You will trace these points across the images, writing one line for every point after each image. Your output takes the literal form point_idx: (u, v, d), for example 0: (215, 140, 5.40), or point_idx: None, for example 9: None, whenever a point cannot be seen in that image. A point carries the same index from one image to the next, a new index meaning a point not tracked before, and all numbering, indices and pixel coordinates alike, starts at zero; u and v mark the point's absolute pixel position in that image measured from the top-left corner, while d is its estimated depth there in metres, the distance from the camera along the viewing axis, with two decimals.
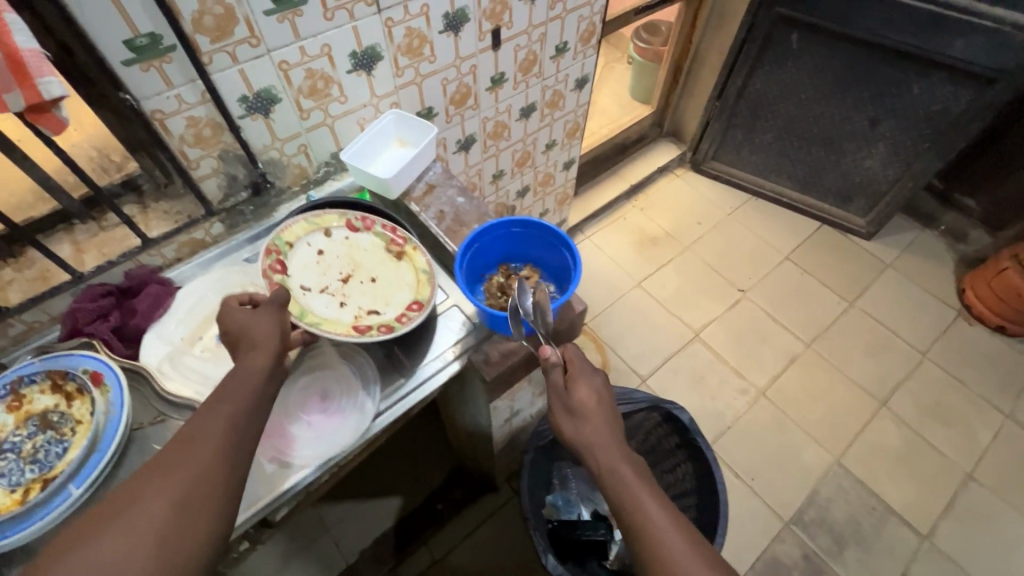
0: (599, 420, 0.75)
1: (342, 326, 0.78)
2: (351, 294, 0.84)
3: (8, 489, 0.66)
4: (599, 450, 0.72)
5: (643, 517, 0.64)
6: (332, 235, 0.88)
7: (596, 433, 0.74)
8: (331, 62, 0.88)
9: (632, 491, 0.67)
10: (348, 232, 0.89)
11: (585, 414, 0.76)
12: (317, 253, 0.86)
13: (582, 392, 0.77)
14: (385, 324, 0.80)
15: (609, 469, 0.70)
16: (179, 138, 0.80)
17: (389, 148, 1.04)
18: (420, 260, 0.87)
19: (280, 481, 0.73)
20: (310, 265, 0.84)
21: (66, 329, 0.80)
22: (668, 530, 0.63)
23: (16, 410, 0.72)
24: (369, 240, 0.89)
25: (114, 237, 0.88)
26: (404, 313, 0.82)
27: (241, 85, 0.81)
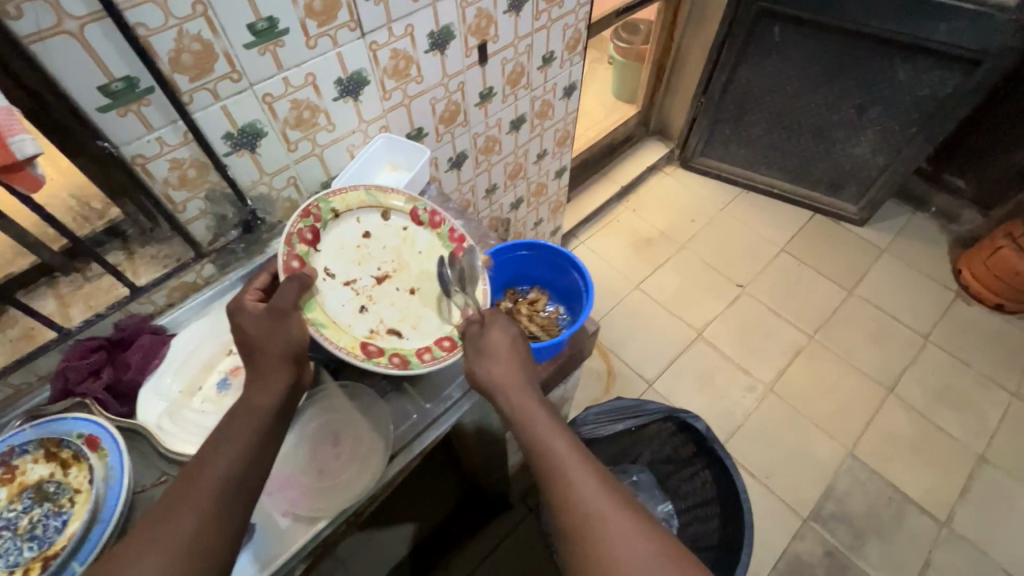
0: (509, 360, 0.72)
1: (347, 340, 0.75)
2: (379, 296, 0.82)
3: (7, 569, 0.63)
4: (510, 389, 0.69)
5: (549, 450, 0.63)
6: (389, 221, 0.87)
7: (508, 375, 0.70)
8: (316, 91, 0.85)
9: (537, 425, 0.66)
10: (407, 223, 0.88)
11: (496, 355, 0.72)
12: (362, 236, 0.85)
13: (494, 334, 0.74)
14: (399, 355, 0.77)
15: (517, 407, 0.68)
16: (163, 181, 0.77)
17: (380, 172, 1.01)
18: (477, 292, 0.85)
19: (295, 537, 0.69)
20: (347, 247, 0.83)
21: (56, 390, 0.76)
22: (573, 459, 0.62)
23: (10, 482, 0.69)
24: (426, 242, 0.88)
25: (100, 287, 0.84)
26: (426, 350, 0.78)
27: (224, 122, 0.77)
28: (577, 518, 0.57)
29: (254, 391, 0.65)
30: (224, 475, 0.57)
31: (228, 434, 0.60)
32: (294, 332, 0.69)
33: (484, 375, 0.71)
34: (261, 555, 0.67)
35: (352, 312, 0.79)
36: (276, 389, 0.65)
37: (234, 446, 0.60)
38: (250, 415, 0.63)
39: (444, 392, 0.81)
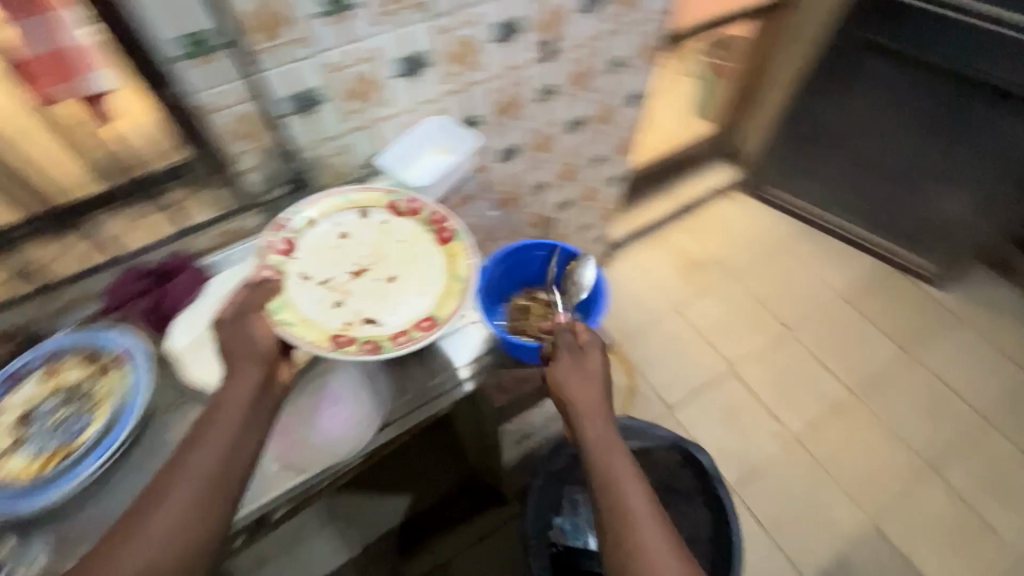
0: (597, 390, 0.77)
1: (316, 334, 0.75)
2: (356, 290, 0.80)
3: (34, 453, 0.71)
4: (592, 416, 0.75)
5: (620, 485, 0.68)
6: (368, 217, 0.87)
7: (595, 405, 0.75)
8: (378, 67, 0.88)
9: (613, 459, 0.71)
10: (387, 215, 0.87)
11: (588, 381, 0.77)
12: (340, 236, 0.85)
13: (592, 358, 0.79)
14: (373, 340, 0.75)
15: (598, 435, 0.73)
16: (225, 131, 0.82)
17: (429, 154, 1.01)
18: (461, 266, 0.81)
19: (278, 482, 0.73)
20: (323, 248, 0.83)
21: (107, 303, 0.85)
22: (640, 500, 0.66)
23: (49, 378, 0.77)
24: (407, 229, 0.86)
25: (159, 219, 0.91)
26: (403, 332, 0.76)
27: (287, 85, 0.82)
28: (635, 558, 0.62)
29: (234, 385, 0.66)
30: (204, 472, 0.61)
31: (212, 426, 0.63)
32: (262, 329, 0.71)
33: (571, 393, 0.76)
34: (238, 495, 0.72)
35: (325, 308, 0.78)
36: (248, 377, 0.67)
37: (216, 443, 0.63)
38: (233, 408, 0.65)
39: (442, 375, 0.83)
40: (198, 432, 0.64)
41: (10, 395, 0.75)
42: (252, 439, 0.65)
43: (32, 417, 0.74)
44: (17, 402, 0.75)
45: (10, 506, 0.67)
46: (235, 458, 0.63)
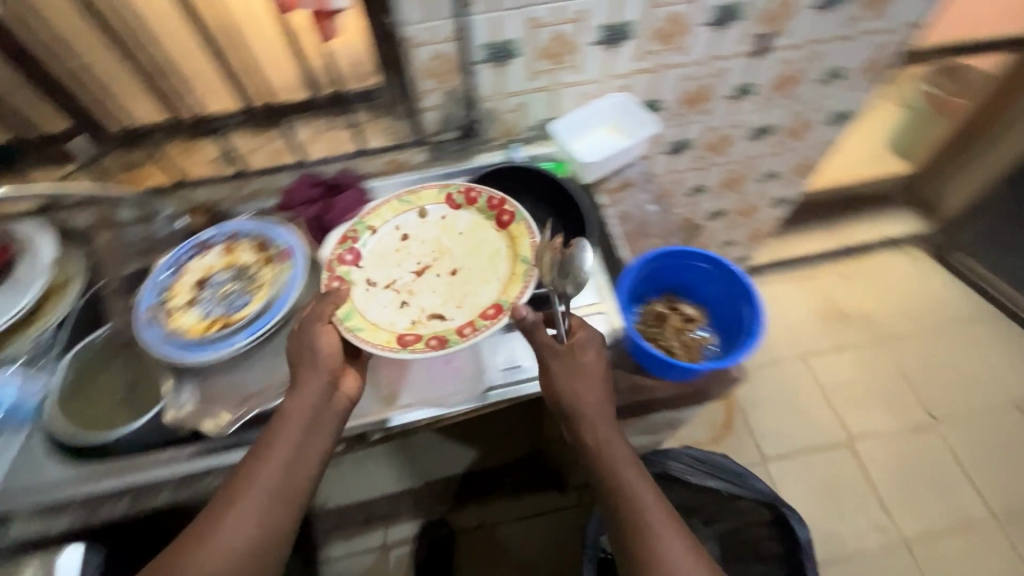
0: (597, 388, 0.71)
1: (384, 336, 0.74)
2: (419, 289, 0.79)
3: (202, 315, 0.81)
4: (593, 422, 0.70)
5: (630, 495, 0.66)
6: (428, 216, 0.85)
7: (595, 408, 0.70)
8: (580, 30, 0.84)
9: (621, 466, 0.68)
10: (447, 210, 0.85)
11: (585, 381, 0.71)
12: (402, 238, 0.83)
13: (585, 354, 0.72)
14: (439, 335, 0.74)
15: (600, 441, 0.70)
16: (421, 67, 0.84)
17: (598, 131, 0.97)
18: (524, 246, 0.78)
19: (387, 409, 0.79)
20: (387, 251, 0.82)
21: (282, 201, 0.94)
22: (653, 507, 0.66)
23: (227, 255, 0.87)
24: (466, 221, 0.84)
25: (341, 136, 0.98)
26: (470, 322, 0.74)
27: (490, 32, 0.81)
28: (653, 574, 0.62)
29: (297, 402, 0.68)
30: (270, 488, 0.65)
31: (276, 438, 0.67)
32: (327, 344, 0.71)
33: (568, 398, 0.71)
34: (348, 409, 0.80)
35: (391, 309, 0.77)
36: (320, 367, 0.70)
37: (278, 454, 0.66)
38: (294, 423, 0.67)
39: None
40: (258, 449, 0.66)
41: (195, 259, 0.86)
42: (309, 451, 0.68)
43: (206, 284, 0.84)
44: (199, 268, 0.86)
45: (175, 351, 0.77)
46: (295, 471, 0.66)
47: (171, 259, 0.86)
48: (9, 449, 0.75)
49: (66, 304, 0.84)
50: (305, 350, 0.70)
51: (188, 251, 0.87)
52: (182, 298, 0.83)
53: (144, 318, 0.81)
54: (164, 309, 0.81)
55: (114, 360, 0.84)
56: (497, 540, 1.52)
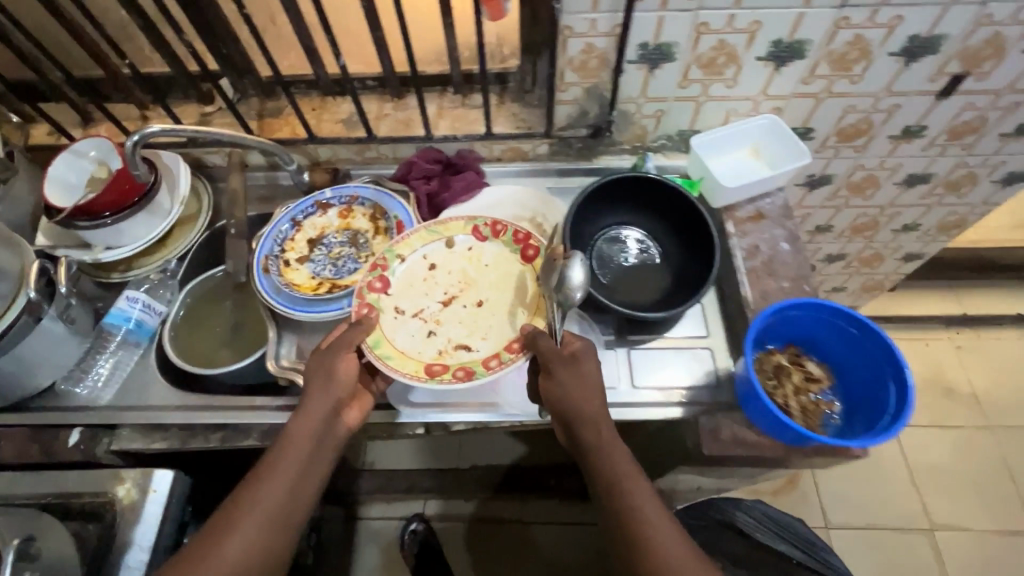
0: (598, 396, 0.67)
1: (412, 366, 0.74)
2: (445, 320, 0.78)
3: (312, 273, 0.84)
4: (595, 426, 0.66)
5: (635, 512, 0.62)
6: (453, 246, 0.83)
7: (599, 415, 0.66)
8: (749, 42, 0.77)
9: (625, 476, 0.64)
10: (472, 240, 0.83)
11: (590, 391, 0.67)
12: (428, 266, 0.82)
13: (589, 368, 0.68)
14: (465, 367, 0.74)
15: (604, 452, 0.65)
16: (569, 59, 0.80)
17: (738, 151, 0.90)
18: (545, 283, 0.78)
19: (470, 401, 0.79)
20: (414, 280, 0.81)
21: (399, 172, 0.93)
22: (657, 523, 0.62)
23: (343, 218, 0.89)
24: (493, 253, 0.82)
25: (468, 116, 0.96)
26: (494, 356, 0.74)
27: (651, 32, 0.76)
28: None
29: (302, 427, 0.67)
30: (271, 506, 0.63)
31: (281, 461, 0.65)
32: (342, 375, 0.70)
33: (572, 404, 0.66)
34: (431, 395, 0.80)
35: (419, 338, 0.77)
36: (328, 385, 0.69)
37: (281, 479, 0.64)
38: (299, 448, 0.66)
39: (654, 386, 0.78)
40: (262, 469, 0.65)
41: (312, 216, 0.89)
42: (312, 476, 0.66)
43: (320, 243, 0.87)
44: (315, 225, 0.89)
45: (285, 305, 0.79)
46: (298, 496, 0.65)
47: (290, 212, 0.89)
48: (133, 360, 0.81)
49: (195, 237, 0.90)
50: (320, 382, 0.69)
51: (307, 206, 0.89)
52: (297, 252, 0.86)
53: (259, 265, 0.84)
54: (280, 260, 0.85)
55: (224, 293, 0.88)
56: (530, 540, 1.51)
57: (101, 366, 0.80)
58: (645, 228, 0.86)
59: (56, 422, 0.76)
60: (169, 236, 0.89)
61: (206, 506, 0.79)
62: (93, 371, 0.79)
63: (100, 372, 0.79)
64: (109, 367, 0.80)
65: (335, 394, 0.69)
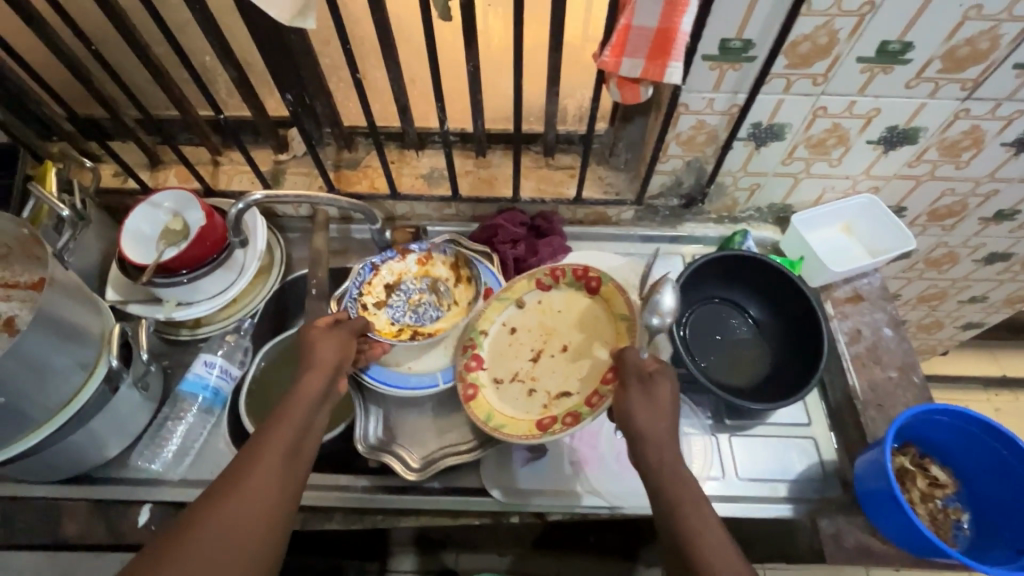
0: (669, 419, 0.59)
1: (524, 427, 0.71)
2: (542, 376, 0.75)
3: (390, 318, 0.83)
4: (659, 448, 0.57)
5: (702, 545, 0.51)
6: (525, 303, 0.79)
7: (667, 436, 0.57)
8: (863, 127, 0.76)
9: (693, 503, 0.54)
10: (540, 292, 0.79)
11: (658, 412, 0.59)
12: (510, 330, 0.78)
13: (663, 388, 0.60)
14: (571, 412, 0.70)
15: (670, 476, 0.56)
16: (677, 133, 0.78)
17: (829, 229, 0.89)
18: (622, 304, 0.74)
19: (568, 489, 0.72)
20: (503, 347, 0.77)
21: (484, 234, 0.90)
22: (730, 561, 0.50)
23: (421, 264, 0.87)
24: (563, 297, 0.78)
25: (553, 176, 0.93)
26: (594, 393, 0.70)
27: (766, 113, 0.74)
28: None
29: (299, 395, 0.59)
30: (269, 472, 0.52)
31: (277, 428, 0.55)
32: (337, 348, 0.65)
33: (636, 424, 0.59)
34: (514, 477, 0.72)
35: (521, 400, 0.74)
36: (327, 359, 0.63)
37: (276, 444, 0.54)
38: (297, 415, 0.57)
39: (757, 480, 0.74)
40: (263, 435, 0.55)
41: (390, 260, 0.86)
42: (308, 446, 0.57)
43: (398, 289, 0.85)
44: (393, 270, 0.86)
45: (373, 377, 0.75)
46: (291, 471, 0.54)
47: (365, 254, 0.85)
48: (203, 433, 0.75)
49: (265, 295, 0.86)
50: (314, 353, 0.63)
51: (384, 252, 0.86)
52: (374, 297, 0.84)
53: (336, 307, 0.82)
54: (357, 304, 0.82)
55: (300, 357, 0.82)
56: None
57: (174, 433, 0.74)
58: (744, 304, 0.85)
59: (127, 496, 0.71)
60: (240, 294, 0.85)
61: None
62: (166, 444, 0.73)
63: (174, 443, 0.73)
64: (180, 440, 0.74)
65: (331, 362, 0.63)
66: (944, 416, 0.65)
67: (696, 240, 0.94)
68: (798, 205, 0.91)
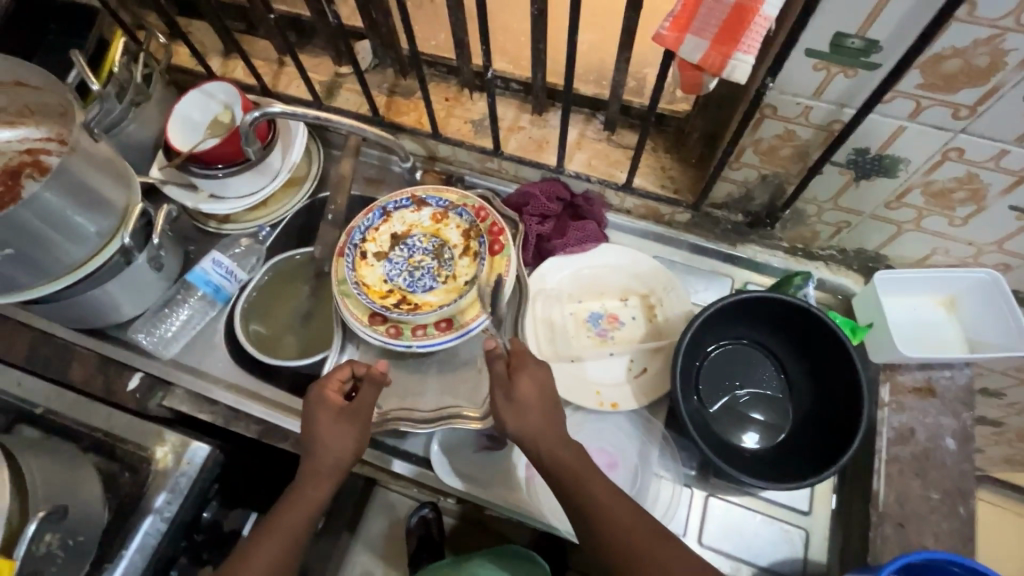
0: (540, 410, 0.59)
1: (360, 308, 0.73)
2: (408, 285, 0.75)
3: (385, 275, 0.75)
4: (540, 439, 0.58)
5: (615, 521, 0.53)
6: (449, 227, 0.78)
7: (540, 423, 0.58)
8: (1009, 186, 0.57)
9: (580, 472, 0.56)
10: (461, 225, 0.78)
11: (525, 406, 0.59)
12: (423, 239, 0.78)
13: (524, 382, 0.59)
14: (398, 326, 0.72)
15: (558, 463, 0.56)
16: (756, 140, 0.64)
17: (927, 300, 0.72)
18: (496, 280, 0.73)
19: (514, 494, 0.69)
20: (408, 245, 0.77)
21: (516, 200, 0.82)
22: (636, 521, 0.53)
23: (434, 222, 0.78)
24: (461, 236, 0.77)
25: (609, 154, 0.82)
26: (425, 327, 0.72)
27: (878, 140, 0.58)
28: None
29: (295, 499, 0.60)
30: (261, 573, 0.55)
31: (269, 534, 0.58)
32: (344, 445, 0.62)
33: (512, 428, 0.59)
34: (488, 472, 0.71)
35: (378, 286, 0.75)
36: (344, 453, 0.62)
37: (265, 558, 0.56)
38: (288, 523, 0.58)
39: (723, 554, 0.66)
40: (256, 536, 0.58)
41: (403, 209, 0.79)
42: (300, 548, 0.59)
43: (403, 242, 0.77)
44: (403, 221, 0.78)
45: (351, 318, 0.72)
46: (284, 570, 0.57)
47: (382, 200, 0.79)
48: (201, 322, 0.81)
49: (293, 207, 0.87)
50: (321, 450, 0.61)
51: (401, 200, 0.79)
52: (377, 245, 0.77)
53: (339, 243, 0.78)
54: (356, 250, 0.76)
55: (305, 278, 0.85)
56: None
57: (175, 316, 0.80)
58: (780, 357, 0.73)
59: (123, 360, 0.78)
60: (270, 199, 0.85)
61: (238, 493, 0.78)
62: (163, 325, 0.79)
63: (173, 325, 0.79)
64: (181, 323, 0.80)
65: (337, 462, 0.61)
66: (959, 569, 0.52)
67: (755, 267, 0.80)
68: (894, 259, 0.73)
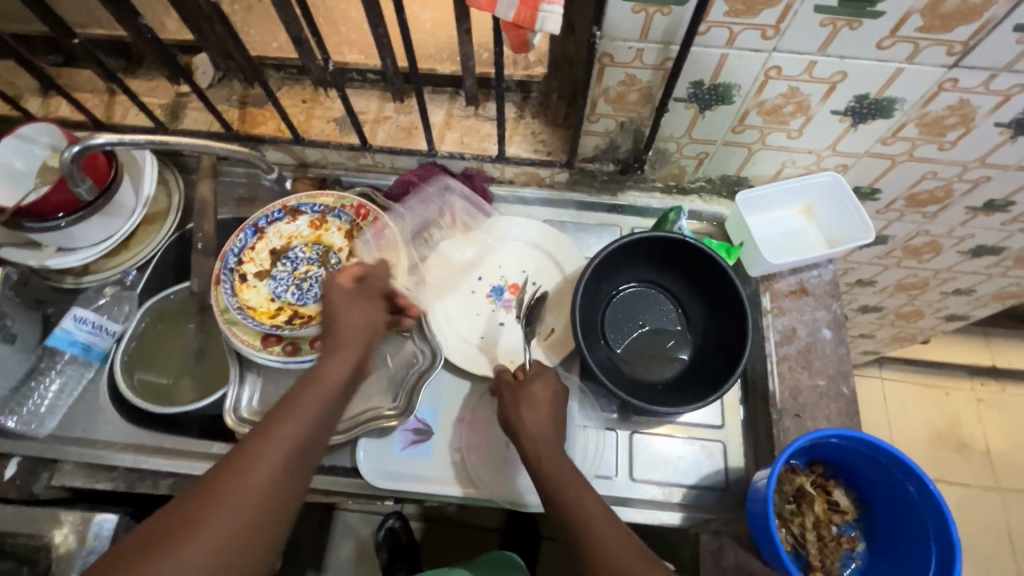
0: (548, 416, 0.62)
1: (251, 332, 0.69)
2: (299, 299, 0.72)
3: (271, 293, 0.72)
4: (538, 445, 0.60)
5: (592, 528, 0.52)
6: (331, 231, 0.75)
7: (541, 430, 0.60)
8: (826, 94, 0.63)
9: (566, 478, 0.57)
10: (343, 227, 0.75)
11: (535, 410, 0.62)
12: (306, 248, 0.75)
13: (538, 388, 0.63)
14: (295, 343, 0.69)
15: (553, 470, 0.57)
16: (604, 90, 0.66)
17: (788, 210, 0.79)
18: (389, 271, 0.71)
19: (448, 479, 0.69)
20: (291, 258, 0.74)
21: (396, 191, 0.80)
22: (615, 535, 0.52)
23: (313, 229, 0.75)
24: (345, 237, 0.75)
25: (479, 129, 0.81)
26: None
27: (708, 70, 0.62)
28: None
29: (320, 379, 0.56)
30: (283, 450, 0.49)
31: (292, 410, 0.52)
32: (361, 320, 0.62)
33: (518, 431, 0.61)
34: (419, 465, 0.70)
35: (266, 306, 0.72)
36: (358, 322, 0.62)
37: (286, 434, 0.50)
38: (311, 402, 0.54)
39: (656, 483, 0.69)
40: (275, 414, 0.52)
41: (278, 222, 0.75)
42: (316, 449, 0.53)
43: (285, 256, 0.74)
44: (280, 234, 0.75)
45: (245, 345, 0.68)
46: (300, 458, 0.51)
47: (252, 216, 0.75)
48: (79, 386, 0.74)
49: (160, 243, 0.80)
50: (343, 327, 0.61)
51: (274, 212, 0.75)
52: (256, 265, 0.73)
53: (213, 270, 0.73)
54: (234, 273, 0.72)
55: (188, 315, 0.79)
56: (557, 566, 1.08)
57: (44, 388, 0.72)
58: (673, 291, 0.77)
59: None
60: (132, 240, 0.79)
61: None
62: (31, 398, 0.72)
63: (44, 397, 0.72)
64: (56, 392, 0.73)
65: (354, 333, 0.61)
66: (837, 438, 0.59)
67: (638, 211, 0.84)
68: (754, 179, 0.79)
